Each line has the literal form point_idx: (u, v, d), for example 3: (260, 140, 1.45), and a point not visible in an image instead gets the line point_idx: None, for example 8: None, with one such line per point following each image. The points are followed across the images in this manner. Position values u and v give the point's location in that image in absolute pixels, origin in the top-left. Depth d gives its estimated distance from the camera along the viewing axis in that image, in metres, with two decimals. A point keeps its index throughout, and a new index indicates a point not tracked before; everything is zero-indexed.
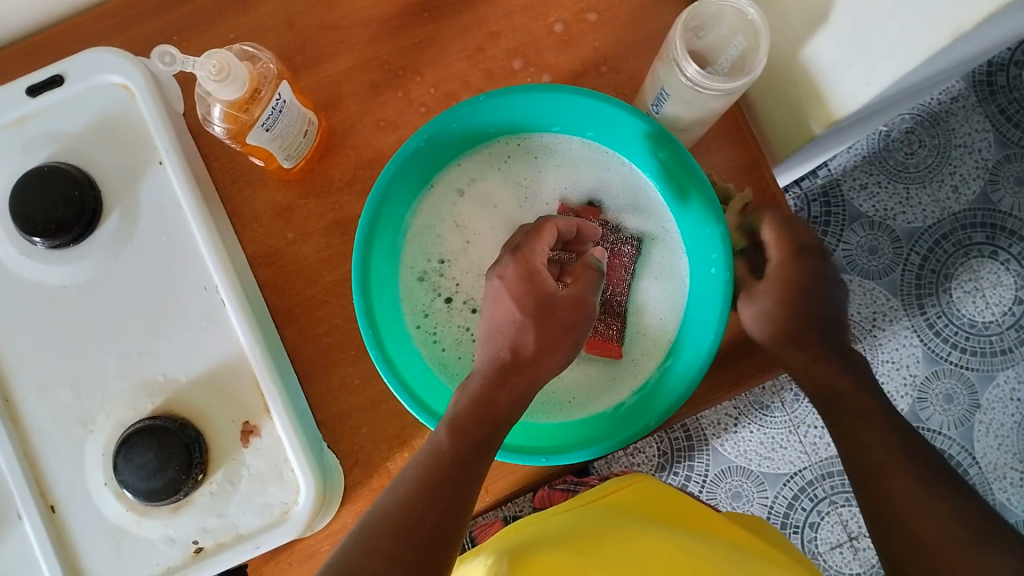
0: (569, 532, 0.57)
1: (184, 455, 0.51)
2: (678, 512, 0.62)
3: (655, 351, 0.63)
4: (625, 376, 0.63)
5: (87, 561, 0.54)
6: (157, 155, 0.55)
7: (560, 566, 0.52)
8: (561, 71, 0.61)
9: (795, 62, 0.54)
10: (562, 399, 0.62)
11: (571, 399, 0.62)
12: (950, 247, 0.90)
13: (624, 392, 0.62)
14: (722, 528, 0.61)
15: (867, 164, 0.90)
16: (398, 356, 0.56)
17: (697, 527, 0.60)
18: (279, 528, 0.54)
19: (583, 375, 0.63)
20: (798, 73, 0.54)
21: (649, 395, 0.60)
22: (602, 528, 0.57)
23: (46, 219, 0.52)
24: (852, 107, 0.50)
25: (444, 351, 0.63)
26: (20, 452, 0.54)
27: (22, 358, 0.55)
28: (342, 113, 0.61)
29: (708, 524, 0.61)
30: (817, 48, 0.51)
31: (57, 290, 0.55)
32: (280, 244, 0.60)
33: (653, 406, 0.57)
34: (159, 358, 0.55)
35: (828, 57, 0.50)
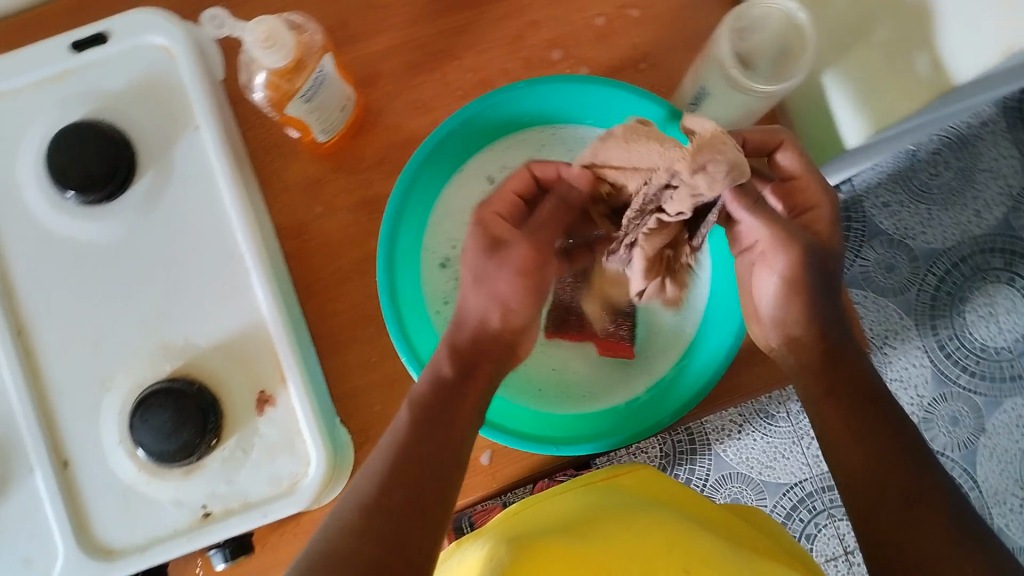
0: (570, 521, 0.57)
1: (199, 418, 0.52)
2: (670, 496, 0.62)
3: (669, 349, 0.63)
4: (640, 373, 0.63)
5: (96, 517, 0.54)
6: (194, 119, 0.56)
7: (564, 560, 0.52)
8: (598, 65, 0.61)
9: (839, 71, 0.54)
10: (576, 393, 0.62)
11: (585, 394, 0.62)
12: (968, 270, 0.97)
13: (640, 387, 0.62)
14: (717, 515, 0.61)
15: (892, 183, 0.98)
16: (415, 332, 0.57)
17: (694, 515, 0.60)
18: (287, 498, 0.54)
19: (596, 373, 0.64)
20: (841, 82, 0.54)
21: (662, 394, 0.60)
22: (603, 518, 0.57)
23: (80, 173, 0.53)
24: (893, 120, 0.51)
25: None
26: (37, 406, 0.54)
27: (45, 311, 0.55)
28: (378, 92, 0.61)
29: (704, 512, 0.61)
30: (863, 58, 0.51)
31: (86, 247, 0.55)
32: (308, 217, 0.60)
33: (667, 404, 0.58)
34: (180, 322, 0.55)
35: (874, 67, 0.50)
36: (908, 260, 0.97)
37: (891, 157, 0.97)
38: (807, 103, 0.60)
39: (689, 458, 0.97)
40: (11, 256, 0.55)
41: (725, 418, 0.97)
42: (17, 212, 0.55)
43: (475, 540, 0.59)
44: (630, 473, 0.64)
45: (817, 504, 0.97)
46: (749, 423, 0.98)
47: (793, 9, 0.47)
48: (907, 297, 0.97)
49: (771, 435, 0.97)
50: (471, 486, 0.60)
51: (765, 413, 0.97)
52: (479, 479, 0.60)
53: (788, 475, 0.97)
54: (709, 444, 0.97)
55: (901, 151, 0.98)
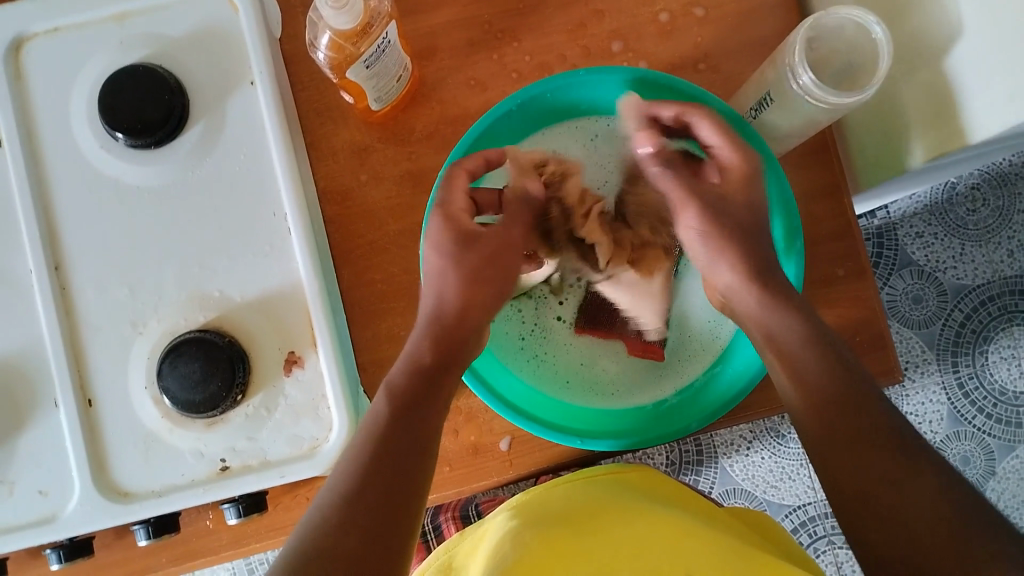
0: (575, 506, 0.56)
1: (228, 372, 0.52)
2: (675, 495, 0.61)
3: (701, 356, 0.62)
4: (670, 375, 0.62)
5: (115, 459, 0.54)
6: (249, 74, 0.56)
7: (571, 545, 0.51)
8: (657, 61, 0.61)
9: (909, 88, 0.54)
10: (604, 389, 0.62)
11: (613, 391, 0.62)
12: (995, 310, 0.96)
13: (668, 390, 0.62)
14: (718, 514, 0.60)
15: (927, 214, 0.97)
16: None
17: (699, 512, 0.59)
18: (306, 461, 0.54)
19: (626, 370, 0.63)
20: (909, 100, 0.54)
21: (691, 400, 0.60)
22: (606, 504, 0.56)
23: (133, 116, 0.53)
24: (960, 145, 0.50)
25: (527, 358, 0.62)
26: (67, 342, 0.54)
27: (84, 249, 0.55)
28: (434, 66, 0.61)
29: (708, 510, 0.60)
30: (933, 78, 0.51)
31: (131, 189, 0.55)
32: (352, 183, 0.60)
33: (694, 410, 0.58)
34: (217, 275, 0.55)
35: (946, 89, 0.50)
36: (937, 293, 0.96)
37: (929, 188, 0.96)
38: (866, 120, 0.60)
39: (693, 470, 0.98)
40: (54, 190, 0.55)
41: (734, 433, 0.97)
42: (66, 147, 0.55)
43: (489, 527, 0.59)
44: (636, 472, 0.62)
45: (819, 529, 0.97)
46: (758, 439, 0.97)
47: (871, 22, 0.46)
48: (930, 330, 0.96)
49: (780, 454, 0.97)
50: (487, 470, 0.60)
51: (776, 432, 0.97)
52: (496, 463, 0.60)
53: (793, 496, 0.97)
54: (716, 458, 0.98)
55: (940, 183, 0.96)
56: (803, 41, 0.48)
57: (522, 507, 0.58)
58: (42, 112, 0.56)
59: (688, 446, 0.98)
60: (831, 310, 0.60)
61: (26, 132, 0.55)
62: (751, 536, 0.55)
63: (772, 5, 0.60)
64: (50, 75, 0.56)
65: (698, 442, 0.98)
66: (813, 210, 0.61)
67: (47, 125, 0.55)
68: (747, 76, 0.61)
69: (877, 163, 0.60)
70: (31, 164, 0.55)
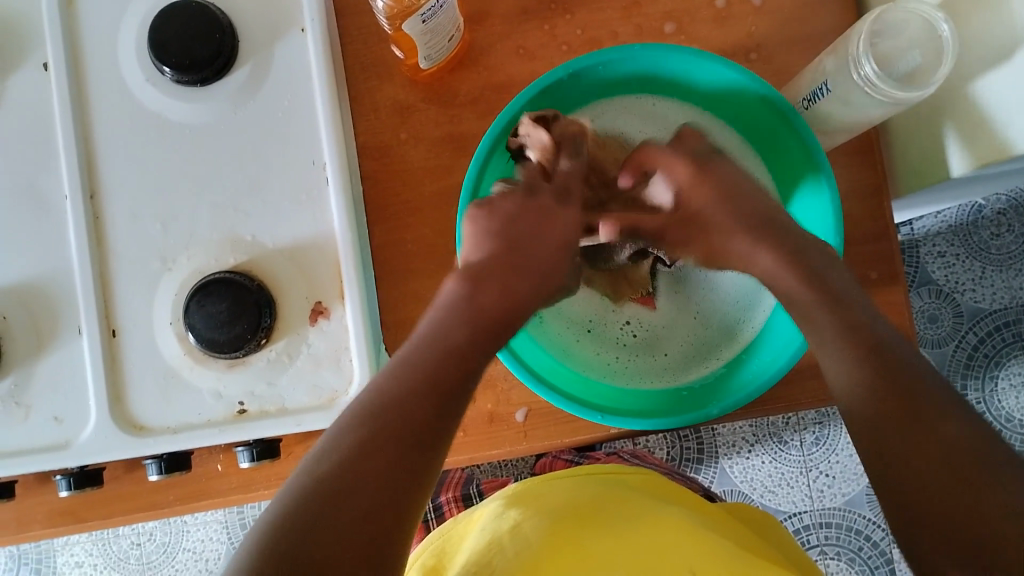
0: (574, 504, 0.54)
1: (254, 314, 0.52)
2: (674, 494, 0.59)
3: (730, 333, 0.65)
4: (708, 338, 0.66)
5: (133, 391, 0.54)
6: (300, 22, 0.55)
7: (582, 554, 0.48)
8: (709, 47, 0.60)
9: (973, 87, 0.53)
10: (656, 349, 0.66)
11: (665, 356, 0.66)
12: (1009, 336, 0.95)
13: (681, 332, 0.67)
14: (715, 512, 0.58)
15: (951, 234, 0.96)
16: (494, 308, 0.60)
17: (698, 509, 0.57)
18: (323, 411, 0.54)
19: (672, 334, 0.67)
20: (970, 98, 0.54)
21: (730, 371, 0.62)
22: (608, 504, 0.53)
23: (182, 53, 0.53)
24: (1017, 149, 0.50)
25: (606, 349, 0.65)
26: (96, 272, 0.54)
27: (119, 182, 0.55)
28: (485, 31, 0.60)
29: (707, 509, 0.58)
30: (998, 79, 0.51)
31: (173, 126, 0.55)
32: (392, 141, 0.60)
33: (725, 392, 0.59)
34: (250, 218, 0.55)
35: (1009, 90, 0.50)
36: (953, 314, 0.95)
37: (955, 208, 0.95)
38: (916, 122, 0.60)
39: (693, 467, 0.99)
40: (96, 120, 0.55)
41: (737, 434, 0.98)
42: (111, 78, 0.55)
43: (488, 520, 0.55)
44: (642, 476, 0.60)
45: (812, 538, 0.96)
46: (760, 443, 0.98)
47: (939, 20, 0.48)
48: (943, 350, 0.95)
49: (780, 459, 0.97)
50: (501, 439, 0.61)
51: (778, 438, 0.97)
52: (511, 433, 0.61)
53: (790, 503, 0.97)
54: (716, 457, 0.98)
55: (967, 204, 0.95)
56: (868, 35, 0.49)
57: (520, 503, 0.55)
58: (90, 39, 0.55)
59: (689, 443, 0.99)
60: None
61: (73, 60, 0.55)
62: (755, 538, 0.54)
63: (830, 0, 0.60)
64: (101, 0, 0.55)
65: (699, 438, 0.99)
66: (853, 211, 0.61)
67: (94, 54, 0.55)
68: (798, 70, 0.60)
69: (926, 164, 0.60)
70: (74, 92, 0.55)
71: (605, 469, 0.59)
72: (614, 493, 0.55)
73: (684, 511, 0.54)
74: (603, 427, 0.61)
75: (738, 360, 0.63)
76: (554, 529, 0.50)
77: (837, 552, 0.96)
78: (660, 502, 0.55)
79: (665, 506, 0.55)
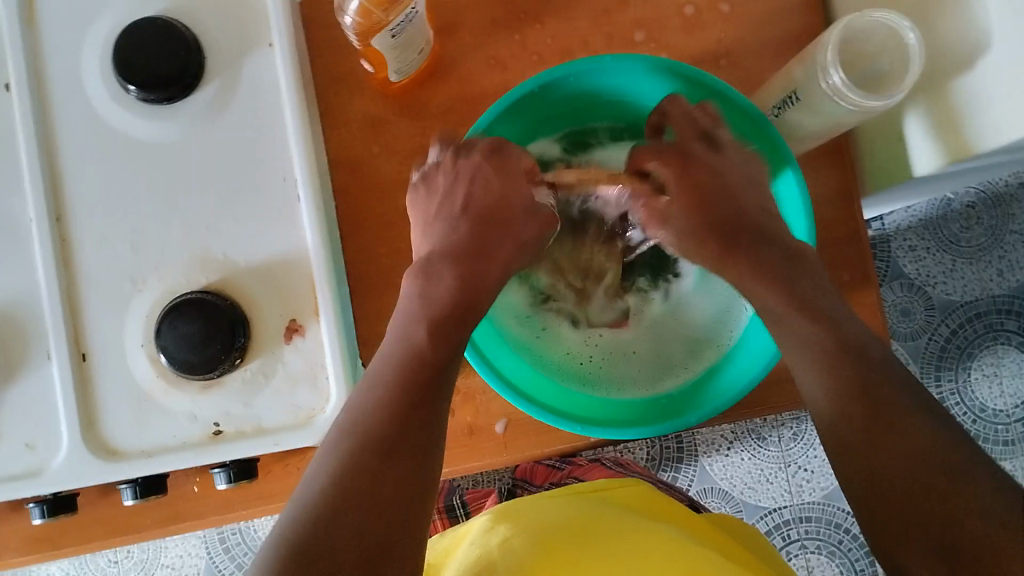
0: (556, 522, 0.54)
1: (227, 335, 0.51)
2: (653, 506, 0.59)
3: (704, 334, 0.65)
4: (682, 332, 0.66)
5: (105, 414, 0.53)
6: (267, 36, 0.55)
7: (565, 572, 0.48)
8: (679, 54, 0.61)
9: (938, 91, 0.54)
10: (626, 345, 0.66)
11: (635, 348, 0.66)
12: (980, 328, 0.97)
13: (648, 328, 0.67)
14: (693, 522, 0.58)
15: (922, 228, 0.97)
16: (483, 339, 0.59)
17: (676, 521, 0.57)
18: (301, 430, 0.53)
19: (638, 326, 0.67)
20: (935, 101, 0.54)
21: (708, 379, 0.62)
22: (591, 521, 0.54)
23: (148, 71, 0.52)
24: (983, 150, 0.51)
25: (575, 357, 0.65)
26: (64, 295, 0.53)
27: (85, 203, 0.54)
28: (455, 42, 0.60)
29: (685, 519, 0.58)
30: (961, 84, 0.51)
31: (140, 145, 0.54)
32: (364, 154, 0.60)
33: (701, 400, 0.59)
34: (222, 236, 0.54)
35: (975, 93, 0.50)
36: (925, 308, 0.97)
37: (925, 203, 0.96)
38: (884, 125, 0.60)
39: (673, 467, 0.99)
40: (61, 140, 0.54)
41: (716, 432, 0.99)
42: (75, 96, 0.54)
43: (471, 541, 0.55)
44: (624, 488, 0.61)
45: (792, 533, 0.97)
46: (739, 441, 0.98)
47: (905, 27, 0.48)
48: (916, 344, 0.97)
49: (760, 456, 0.98)
50: (481, 451, 0.60)
51: (757, 435, 0.98)
52: (491, 444, 0.60)
53: (769, 499, 0.98)
54: (696, 456, 0.99)
55: (936, 199, 0.97)
56: (835, 44, 0.49)
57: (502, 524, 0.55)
58: (52, 58, 0.54)
59: (669, 443, 0.99)
60: None
61: (35, 79, 0.54)
62: (734, 548, 0.54)
63: (798, 7, 0.60)
64: (63, 18, 0.54)
65: (679, 438, 0.99)
66: (826, 213, 0.61)
67: (57, 72, 0.54)
68: (768, 75, 0.61)
69: (896, 167, 0.61)
70: (37, 111, 0.54)
71: (584, 488, 0.60)
72: (596, 510, 0.56)
73: (665, 526, 0.55)
74: (583, 436, 0.61)
75: (714, 367, 0.63)
76: (541, 550, 0.50)
77: (817, 546, 0.97)
78: (641, 517, 0.56)
79: (646, 520, 0.55)
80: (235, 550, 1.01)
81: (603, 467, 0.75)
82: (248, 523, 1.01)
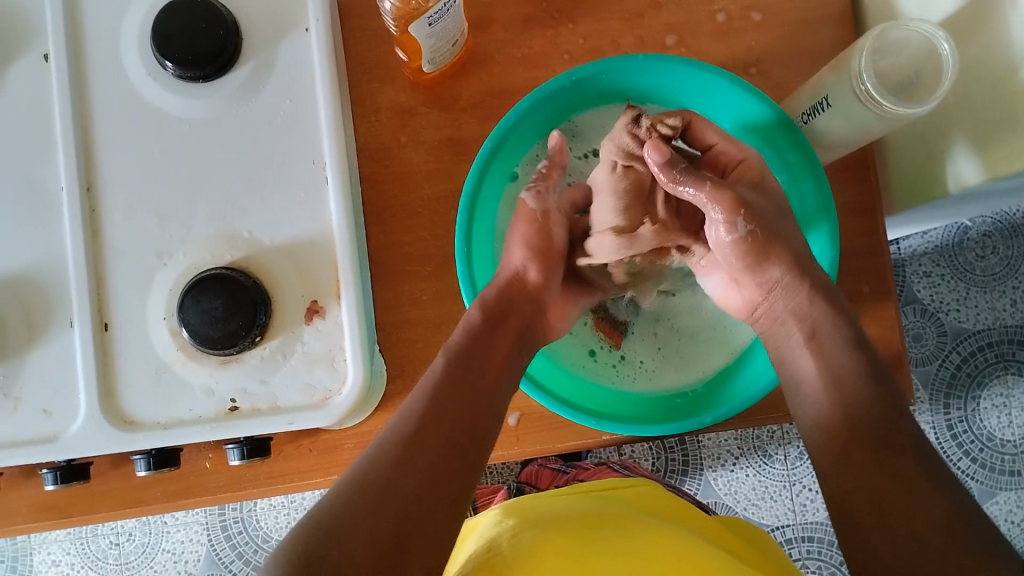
0: (567, 520, 0.53)
1: (249, 312, 0.52)
2: (664, 506, 0.59)
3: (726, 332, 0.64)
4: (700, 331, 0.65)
5: (124, 383, 0.54)
6: (304, 21, 0.55)
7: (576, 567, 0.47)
8: (708, 60, 0.61)
9: (966, 107, 0.54)
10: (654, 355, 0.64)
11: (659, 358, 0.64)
12: (991, 357, 0.96)
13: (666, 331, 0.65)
14: (699, 523, 0.58)
15: (937, 254, 0.97)
16: None
17: (684, 522, 0.57)
18: (316, 411, 0.54)
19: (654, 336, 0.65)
20: (964, 119, 0.55)
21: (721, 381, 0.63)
22: (601, 519, 0.53)
23: (186, 48, 0.53)
24: (1010, 168, 0.51)
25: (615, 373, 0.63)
26: (90, 265, 0.54)
27: (117, 175, 0.55)
28: (488, 37, 0.61)
29: (693, 520, 0.58)
30: (988, 102, 0.52)
31: (174, 121, 0.55)
32: (392, 143, 0.60)
33: (715, 404, 0.60)
34: (249, 215, 0.55)
35: (1005, 111, 0.50)
36: (937, 334, 0.96)
37: (942, 229, 0.96)
38: (910, 141, 0.61)
39: (677, 478, 0.99)
40: (96, 112, 0.55)
41: (722, 447, 0.98)
42: (112, 70, 0.55)
43: (479, 537, 0.55)
44: (636, 488, 0.61)
45: (793, 552, 0.97)
46: (745, 457, 0.98)
47: (940, 38, 0.49)
48: (927, 370, 0.97)
49: (764, 473, 0.98)
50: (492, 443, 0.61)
51: (762, 451, 0.98)
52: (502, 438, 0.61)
53: (772, 517, 0.97)
54: (700, 469, 0.98)
55: (953, 226, 0.97)
56: (870, 52, 0.50)
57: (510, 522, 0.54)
58: (92, 31, 0.55)
59: (675, 455, 0.99)
60: None
61: (75, 52, 0.55)
62: (743, 552, 0.54)
63: (829, 19, 0.61)
64: None
65: (684, 450, 0.99)
66: (847, 226, 0.61)
67: (96, 46, 0.55)
68: (796, 85, 0.61)
69: (920, 184, 0.61)
70: (75, 82, 0.55)
71: (594, 486, 0.60)
72: (604, 508, 0.55)
73: (675, 526, 0.54)
74: (595, 434, 0.61)
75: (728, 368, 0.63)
76: (551, 543, 0.50)
77: (817, 567, 0.97)
78: (651, 516, 0.55)
79: (655, 519, 0.55)
80: (236, 540, 1.01)
81: (610, 471, 0.75)
82: (250, 512, 1.01)
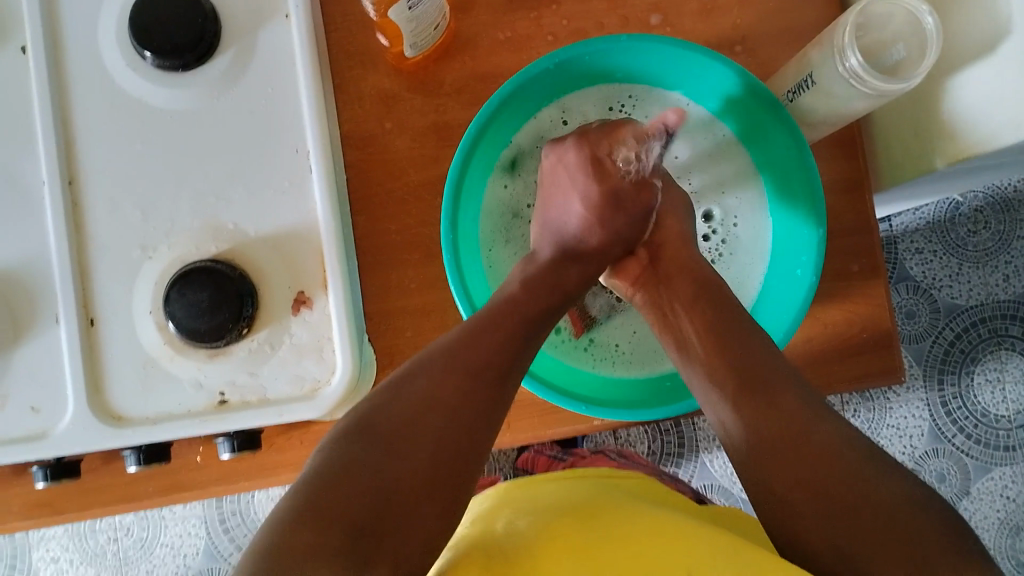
0: (561, 504, 0.51)
1: (235, 304, 0.51)
2: (658, 494, 0.58)
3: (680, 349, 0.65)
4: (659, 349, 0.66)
5: (111, 378, 0.54)
6: (283, 8, 0.55)
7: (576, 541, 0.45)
8: (694, 39, 0.61)
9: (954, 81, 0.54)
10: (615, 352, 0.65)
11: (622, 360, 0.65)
12: (984, 333, 0.96)
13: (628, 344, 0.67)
14: (693, 509, 0.57)
15: (929, 231, 0.97)
16: (477, 292, 0.58)
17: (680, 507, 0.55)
18: (305, 402, 0.53)
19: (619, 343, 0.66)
20: (951, 93, 0.54)
21: None
22: (597, 501, 0.51)
23: (164, 37, 0.52)
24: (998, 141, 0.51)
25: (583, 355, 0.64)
26: (74, 260, 0.53)
27: (98, 169, 0.54)
28: (471, 20, 0.60)
29: (687, 507, 0.57)
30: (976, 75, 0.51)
31: (154, 111, 0.54)
32: (377, 130, 0.60)
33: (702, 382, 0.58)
34: (233, 206, 0.54)
35: (992, 83, 0.50)
36: (930, 310, 0.96)
37: (934, 205, 0.96)
38: (899, 117, 0.60)
39: (673, 460, 0.99)
40: (75, 105, 0.54)
41: None
42: (90, 61, 0.54)
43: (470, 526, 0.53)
44: (631, 479, 0.59)
45: None
46: None
47: (923, 11, 0.48)
48: (920, 346, 0.97)
49: None
50: None
51: None
52: None
53: None
54: (696, 451, 0.98)
55: (945, 202, 0.96)
56: (853, 27, 0.49)
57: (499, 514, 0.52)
58: (69, 23, 0.54)
59: (670, 437, 0.99)
60: (843, 304, 0.61)
61: (52, 43, 0.54)
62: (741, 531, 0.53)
63: None
64: None
65: (680, 432, 0.99)
66: (837, 204, 0.61)
67: (73, 36, 0.54)
68: (783, 63, 0.61)
69: (909, 159, 0.61)
70: (53, 75, 0.54)
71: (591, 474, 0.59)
72: (599, 493, 0.53)
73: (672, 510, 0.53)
74: (586, 419, 0.61)
75: None
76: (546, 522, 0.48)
77: None
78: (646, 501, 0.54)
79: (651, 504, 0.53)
80: (235, 531, 1.01)
81: (606, 457, 0.75)
82: (248, 504, 1.01)
